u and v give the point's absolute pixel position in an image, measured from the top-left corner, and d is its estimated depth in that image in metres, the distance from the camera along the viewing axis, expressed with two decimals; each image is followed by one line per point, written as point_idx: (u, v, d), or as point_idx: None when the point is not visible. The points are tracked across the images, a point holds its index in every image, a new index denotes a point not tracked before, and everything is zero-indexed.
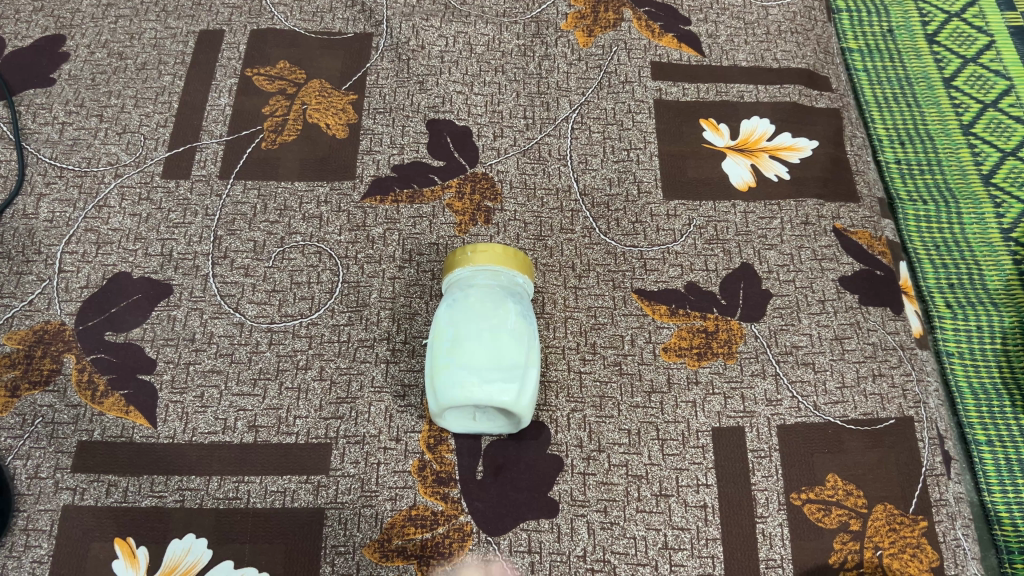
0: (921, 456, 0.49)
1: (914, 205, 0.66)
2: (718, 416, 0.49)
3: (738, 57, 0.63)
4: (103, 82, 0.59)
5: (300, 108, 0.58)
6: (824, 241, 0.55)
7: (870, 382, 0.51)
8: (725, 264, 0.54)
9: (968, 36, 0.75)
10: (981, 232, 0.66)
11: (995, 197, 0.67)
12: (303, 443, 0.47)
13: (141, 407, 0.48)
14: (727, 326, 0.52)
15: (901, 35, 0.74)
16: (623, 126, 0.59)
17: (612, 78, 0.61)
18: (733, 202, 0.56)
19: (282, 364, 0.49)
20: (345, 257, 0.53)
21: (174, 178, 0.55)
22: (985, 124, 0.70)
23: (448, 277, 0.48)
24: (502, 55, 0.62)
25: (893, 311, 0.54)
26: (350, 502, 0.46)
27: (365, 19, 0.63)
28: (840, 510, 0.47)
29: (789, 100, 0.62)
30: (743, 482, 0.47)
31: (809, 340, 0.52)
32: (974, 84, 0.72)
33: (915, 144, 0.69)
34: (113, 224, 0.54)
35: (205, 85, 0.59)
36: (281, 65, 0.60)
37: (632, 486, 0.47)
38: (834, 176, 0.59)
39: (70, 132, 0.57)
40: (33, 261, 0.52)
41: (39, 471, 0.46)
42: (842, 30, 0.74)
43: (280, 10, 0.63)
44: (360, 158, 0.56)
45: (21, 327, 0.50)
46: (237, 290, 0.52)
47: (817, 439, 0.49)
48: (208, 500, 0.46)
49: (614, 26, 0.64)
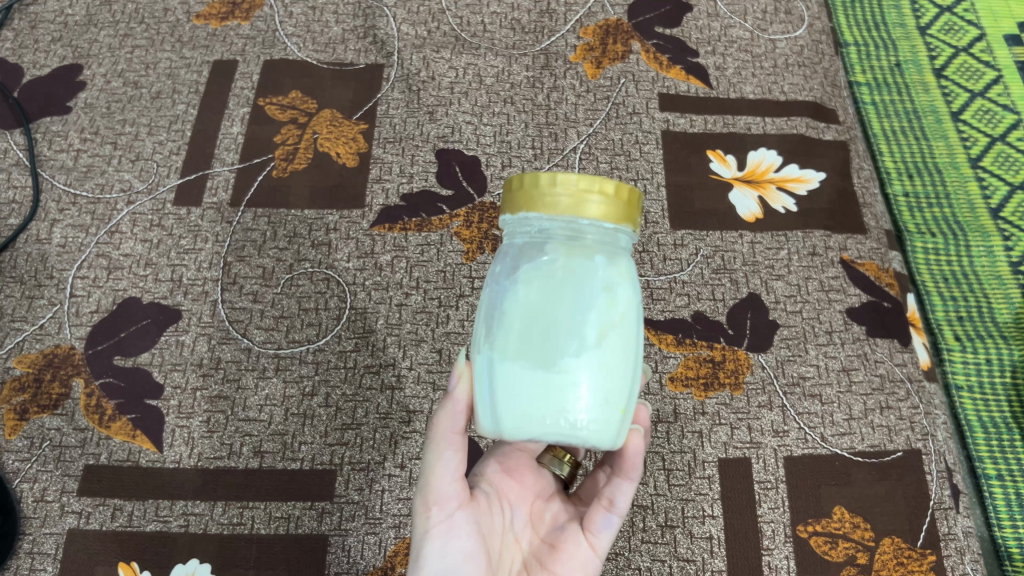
0: (929, 489, 0.49)
1: (923, 238, 0.64)
2: (725, 447, 0.49)
3: (745, 90, 0.64)
4: (118, 111, 0.60)
5: (311, 137, 0.59)
6: (830, 272, 0.56)
7: (877, 414, 0.51)
8: (732, 294, 0.54)
9: (975, 70, 0.72)
10: (990, 265, 0.63)
11: (1004, 231, 0.64)
12: (308, 469, 0.48)
13: (147, 432, 0.48)
14: (733, 357, 0.52)
15: (908, 69, 0.71)
16: (630, 157, 0.59)
17: (620, 109, 0.61)
18: (740, 233, 0.57)
19: (288, 391, 0.50)
20: (352, 284, 0.53)
21: (185, 206, 0.56)
22: (993, 158, 0.68)
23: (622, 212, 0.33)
24: (511, 86, 0.62)
25: (900, 343, 0.54)
26: (354, 529, 0.46)
27: (376, 50, 0.64)
28: (847, 542, 0.47)
29: (796, 133, 0.62)
30: (749, 514, 0.47)
31: (816, 371, 0.52)
32: (982, 118, 0.69)
33: (923, 177, 0.66)
34: (124, 249, 0.54)
35: (218, 114, 0.60)
36: (293, 95, 0.61)
37: (637, 516, 0.47)
38: (842, 208, 0.59)
39: (84, 159, 0.58)
40: (45, 285, 0.53)
41: (45, 495, 0.47)
42: (849, 63, 0.70)
43: (292, 41, 0.64)
44: (369, 187, 0.57)
45: (31, 350, 0.51)
46: (245, 315, 0.52)
47: (824, 471, 0.49)
48: (212, 525, 0.46)
49: (622, 58, 0.64)
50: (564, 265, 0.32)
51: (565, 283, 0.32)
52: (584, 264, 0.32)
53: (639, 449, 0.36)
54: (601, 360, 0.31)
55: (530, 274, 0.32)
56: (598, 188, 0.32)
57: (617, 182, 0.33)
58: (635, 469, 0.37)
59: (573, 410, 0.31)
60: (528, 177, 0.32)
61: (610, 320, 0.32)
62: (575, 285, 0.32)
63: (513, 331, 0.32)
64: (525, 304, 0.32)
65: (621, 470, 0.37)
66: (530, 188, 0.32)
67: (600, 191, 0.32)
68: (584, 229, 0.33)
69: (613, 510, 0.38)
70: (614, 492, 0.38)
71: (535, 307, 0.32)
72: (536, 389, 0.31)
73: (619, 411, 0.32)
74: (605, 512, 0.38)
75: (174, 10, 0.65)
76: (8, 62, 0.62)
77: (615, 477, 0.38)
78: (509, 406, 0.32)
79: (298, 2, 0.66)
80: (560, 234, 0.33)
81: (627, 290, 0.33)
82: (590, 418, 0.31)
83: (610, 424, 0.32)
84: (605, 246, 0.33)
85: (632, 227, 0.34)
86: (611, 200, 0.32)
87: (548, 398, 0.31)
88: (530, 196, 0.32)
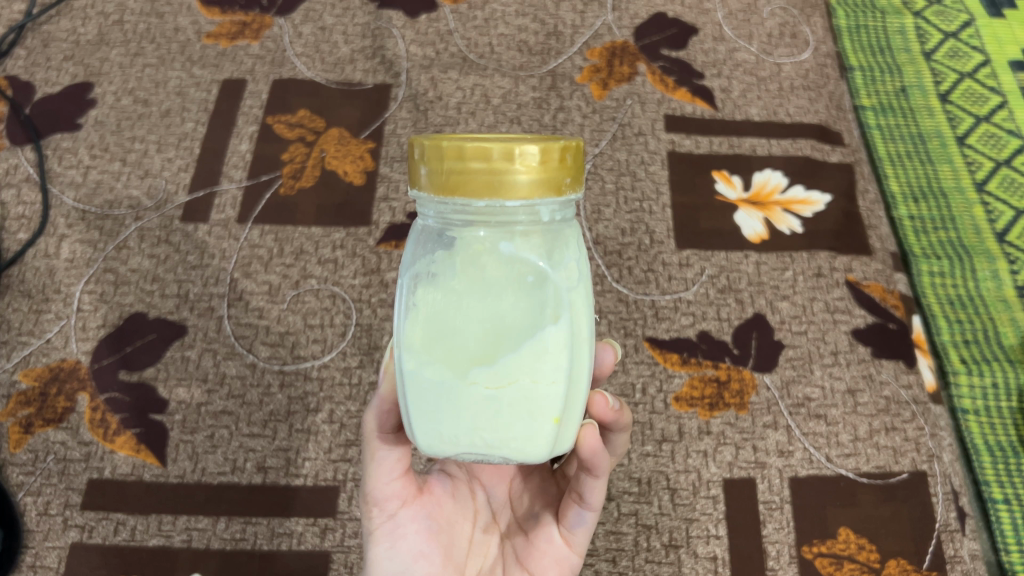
0: (934, 511, 0.49)
1: (929, 261, 0.59)
2: (730, 467, 0.49)
3: (750, 112, 0.64)
4: (128, 128, 0.60)
5: (318, 155, 0.59)
6: (836, 294, 0.56)
7: (882, 436, 0.51)
8: (738, 314, 0.54)
9: (980, 96, 0.68)
10: (996, 288, 0.59)
11: (1009, 254, 0.60)
12: (311, 485, 0.48)
13: (151, 446, 0.49)
14: (739, 376, 0.52)
15: (914, 93, 0.68)
16: (636, 177, 0.60)
17: (626, 130, 0.62)
18: (745, 253, 0.57)
19: (293, 407, 0.50)
20: (358, 300, 0.53)
21: (193, 222, 0.56)
22: (999, 183, 0.64)
23: (542, 172, 0.28)
24: (517, 107, 0.63)
25: (905, 364, 0.54)
26: (356, 546, 0.46)
27: (384, 70, 0.64)
28: (852, 564, 0.47)
29: (802, 154, 0.62)
30: (753, 535, 0.48)
31: (821, 392, 0.52)
32: (987, 143, 0.66)
33: (929, 201, 0.62)
34: (131, 264, 0.54)
35: (227, 132, 0.60)
36: (302, 113, 0.61)
37: (641, 536, 0.47)
38: (847, 230, 0.59)
39: (93, 175, 0.58)
40: (52, 300, 0.53)
41: (49, 508, 0.47)
42: (854, 88, 0.67)
43: (301, 61, 0.64)
44: (375, 205, 0.57)
45: (37, 364, 0.51)
46: (251, 331, 0.52)
47: (829, 492, 0.49)
48: (215, 540, 0.46)
49: (628, 80, 0.64)
50: (469, 267, 0.30)
51: (470, 291, 0.30)
52: (494, 264, 0.30)
53: (594, 444, 0.34)
54: (514, 373, 0.30)
55: (435, 275, 0.30)
56: (502, 162, 0.27)
57: (532, 146, 0.27)
58: (600, 465, 0.35)
59: (487, 424, 0.31)
60: (430, 143, 0.28)
61: (524, 328, 0.30)
62: (481, 291, 0.30)
63: (418, 339, 0.30)
64: (429, 310, 0.30)
65: (586, 468, 0.36)
66: (430, 158, 0.28)
67: (505, 169, 0.27)
68: (496, 212, 0.29)
69: (584, 506, 0.38)
70: (583, 487, 0.37)
71: (439, 319, 0.30)
72: (449, 401, 0.31)
73: (550, 419, 0.31)
74: (577, 507, 0.38)
75: (184, 29, 0.66)
76: (20, 79, 0.62)
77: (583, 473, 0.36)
78: (423, 419, 0.31)
79: (307, 22, 0.66)
80: (468, 224, 0.30)
81: (550, 287, 0.30)
82: (508, 434, 0.31)
83: (537, 436, 0.31)
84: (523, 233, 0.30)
85: (562, 194, 0.29)
86: (523, 174, 0.27)
87: (461, 414, 0.31)
88: (430, 169, 0.28)
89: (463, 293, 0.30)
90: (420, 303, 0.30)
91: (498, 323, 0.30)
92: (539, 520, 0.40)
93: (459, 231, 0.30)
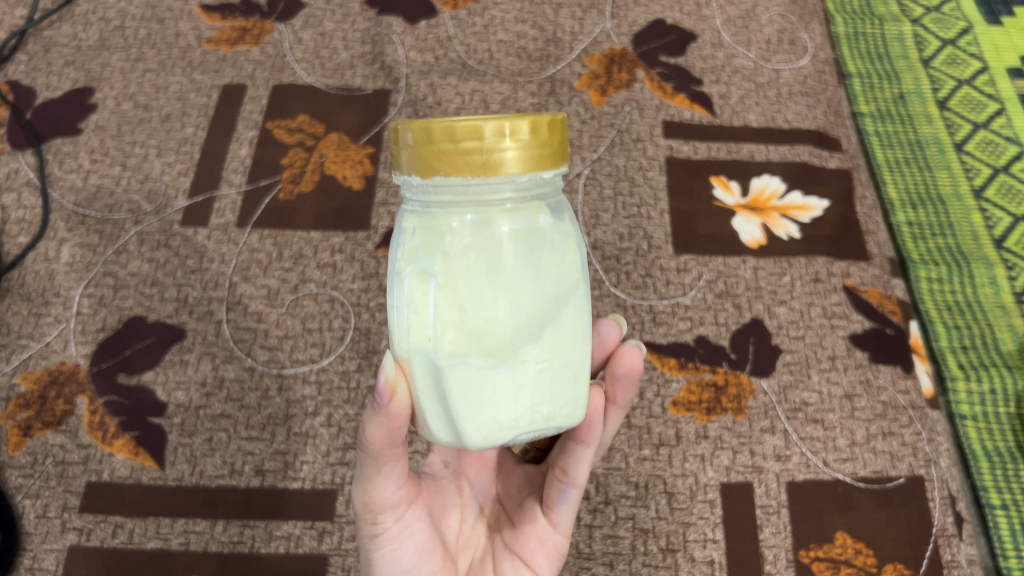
0: (932, 516, 0.49)
1: (926, 267, 0.59)
2: (727, 472, 0.49)
3: (749, 118, 0.64)
4: (128, 133, 0.61)
5: (317, 160, 0.59)
6: (833, 299, 0.56)
7: (880, 440, 0.51)
8: (735, 319, 0.54)
9: (978, 102, 0.68)
10: (994, 294, 0.59)
11: (1008, 260, 0.60)
12: (309, 489, 0.48)
13: (150, 449, 0.49)
14: (736, 381, 0.52)
15: (912, 100, 0.68)
16: (634, 183, 0.60)
17: (624, 136, 0.62)
18: (743, 258, 0.57)
19: (291, 410, 0.50)
20: (357, 304, 0.54)
21: (192, 226, 0.56)
22: (997, 189, 0.64)
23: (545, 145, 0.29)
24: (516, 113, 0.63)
25: (903, 369, 0.54)
26: (353, 549, 0.46)
27: (384, 75, 0.64)
28: (850, 568, 0.47)
29: (800, 160, 0.62)
30: (751, 539, 0.48)
31: (819, 397, 0.52)
32: (986, 150, 0.66)
33: (927, 207, 0.62)
34: (131, 268, 0.55)
35: (226, 136, 0.61)
36: (302, 118, 0.62)
37: (638, 540, 0.47)
38: (845, 235, 0.59)
39: (94, 179, 0.58)
40: (52, 303, 0.53)
41: (47, 511, 0.47)
42: (852, 95, 0.67)
43: (301, 66, 0.64)
44: (374, 210, 0.57)
45: (37, 368, 0.51)
46: (250, 335, 0.52)
47: (826, 496, 0.49)
48: (213, 543, 0.46)
49: (627, 86, 0.65)
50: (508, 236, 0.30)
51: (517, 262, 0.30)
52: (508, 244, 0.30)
53: (599, 408, 0.35)
54: (556, 343, 0.31)
55: (470, 254, 0.29)
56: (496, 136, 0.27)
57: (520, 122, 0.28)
58: (592, 432, 0.35)
59: (538, 402, 0.31)
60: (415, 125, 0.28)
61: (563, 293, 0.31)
62: (525, 262, 0.30)
63: (470, 320, 0.29)
64: (476, 287, 0.29)
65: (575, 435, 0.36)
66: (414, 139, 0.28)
67: (502, 143, 0.28)
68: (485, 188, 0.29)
69: (568, 482, 0.37)
70: (569, 460, 0.37)
71: (494, 293, 0.29)
72: (502, 391, 0.30)
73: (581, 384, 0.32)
74: (561, 485, 0.37)
75: (185, 35, 0.66)
76: (21, 84, 0.62)
77: (572, 444, 0.36)
78: (473, 415, 0.30)
79: (307, 28, 0.66)
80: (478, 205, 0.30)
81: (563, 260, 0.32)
82: (559, 405, 0.31)
83: (577, 398, 0.32)
84: (517, 206, 0.30)
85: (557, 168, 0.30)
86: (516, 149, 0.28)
87: (518, 396, 0.30)
88: (416, 153, 0.28)
89: (511, 265, 0.30)
90: (440, 297, 0.29)
91: (531, 298, 0.30)
92: (526, 510, 0.40)
93: (455, 218, 0.29)
